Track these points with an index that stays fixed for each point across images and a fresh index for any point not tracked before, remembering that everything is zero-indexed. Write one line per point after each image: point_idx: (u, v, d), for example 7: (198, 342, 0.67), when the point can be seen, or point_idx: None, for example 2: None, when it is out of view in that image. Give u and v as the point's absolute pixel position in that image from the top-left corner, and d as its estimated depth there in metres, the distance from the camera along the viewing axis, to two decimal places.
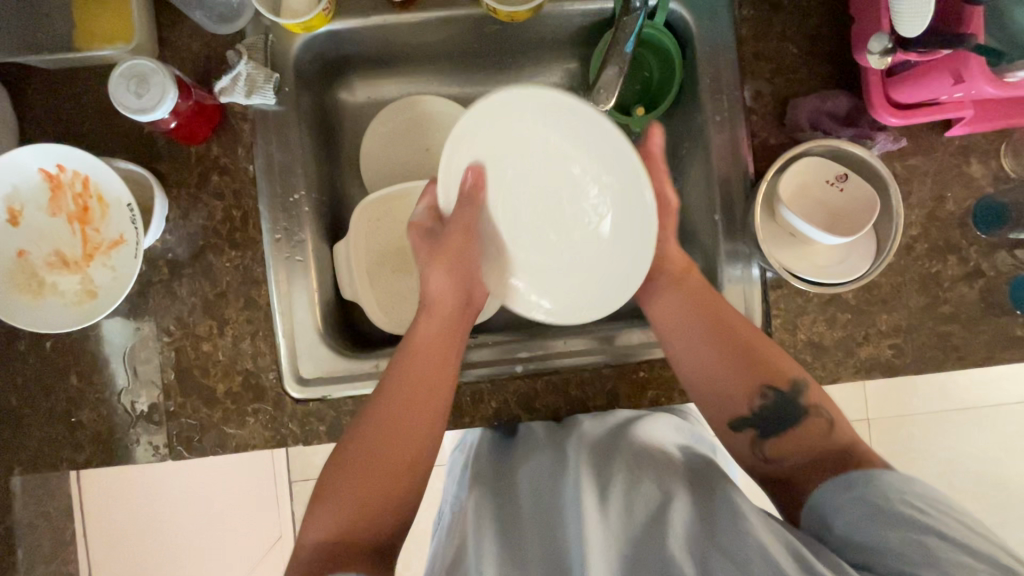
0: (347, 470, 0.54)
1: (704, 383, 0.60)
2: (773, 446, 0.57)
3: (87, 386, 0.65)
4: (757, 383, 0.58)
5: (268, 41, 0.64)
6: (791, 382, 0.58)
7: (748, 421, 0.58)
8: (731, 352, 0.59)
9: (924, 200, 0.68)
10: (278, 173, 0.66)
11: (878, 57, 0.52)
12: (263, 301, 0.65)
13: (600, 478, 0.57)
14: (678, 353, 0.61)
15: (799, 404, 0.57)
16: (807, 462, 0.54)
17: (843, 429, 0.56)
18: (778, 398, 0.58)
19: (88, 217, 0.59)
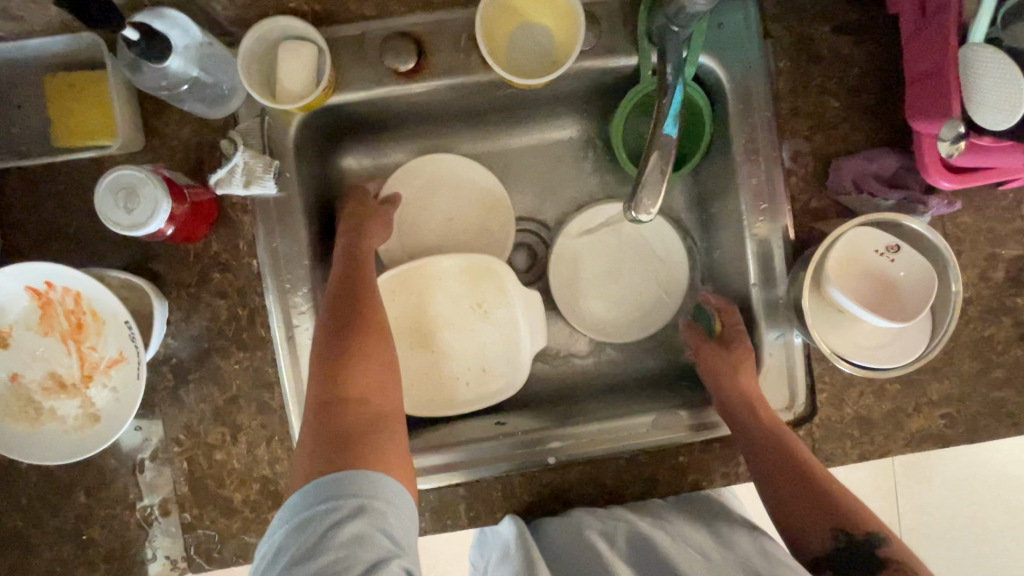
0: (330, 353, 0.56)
1: (785, 518, 0.58)
2: None
3: (95, 502, 0.61)
4: (834, 526, 0.55)
5: (265, 123, 0.59)
6: (867, 532, 0.54)
7: (823, 561, 0.56)
8: (810, 487, 0.57)
9: (976, 260, 0.64)
10: (284, 265, 0.61)
11: (948, 143, 0.47)
12: (276, 403, 0.61)
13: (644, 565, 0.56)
14: (765, 490, 0.58)
15: (877, 554, 0.53)
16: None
17: None
18: (852, 543, 0.55)
19: (82, 335, 0.54)
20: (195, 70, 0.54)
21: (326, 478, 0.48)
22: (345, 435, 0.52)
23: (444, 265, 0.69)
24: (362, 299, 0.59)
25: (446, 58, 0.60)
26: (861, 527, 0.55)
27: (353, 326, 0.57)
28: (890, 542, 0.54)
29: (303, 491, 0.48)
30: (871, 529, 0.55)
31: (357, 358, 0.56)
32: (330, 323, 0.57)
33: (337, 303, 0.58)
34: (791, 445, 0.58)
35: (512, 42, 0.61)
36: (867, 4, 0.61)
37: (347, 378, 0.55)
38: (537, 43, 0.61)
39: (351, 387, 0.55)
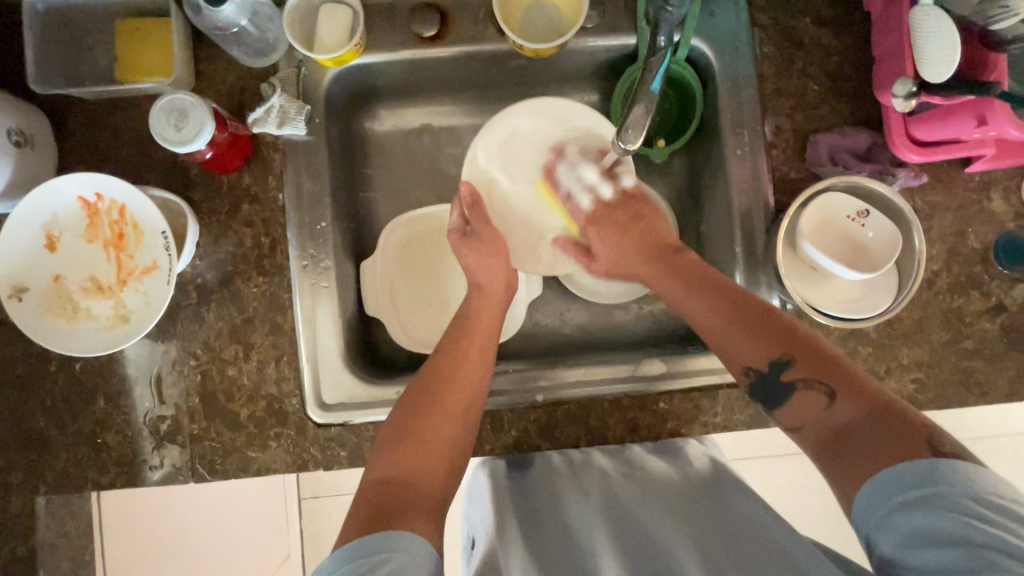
0: (402, 420, 0.59)
1: (733, 354, 0.59)
2: (791, 417, 0.54)
3: (112, 409, 0.65)
4: (750, 364, 0.57)
5: (301, 74, 0.66)
6: (772, 359, 0.56)
7: (756, 392, 0.57)
8: (724, 316, 0.60)
9: (945, 235, 0.69)
10: (307, 201, 0.67)
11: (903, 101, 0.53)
12: (288, 326, 0.66)
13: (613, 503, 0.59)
14: (717, 348, 0.61)
15: (784, 380, 0.54)
16: (818, 434, 0.51)
17: (849, 397, 0.50)
18: (766, 373, 0.56)
19: (123, 244, 0.60)
20: (245, 20, 0.62)
21: (359, 541, 0.45)
22: (390, 488, 0.52)
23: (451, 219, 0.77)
24: (465, 379, 0.62)
25: (465, 28, 0.68)
26: (771, 352, 0.56)
27: (427, 403, 0.60)
28: (796, 360, 0.54)
29: (341, 549, 0.45)
30: (774, 354, 0.56)
31: (417, 430, 0.58)
32: (420, 391, 0.61)
33: (423, 375, 0.63)
34: (706, 278, 0.64)
35: (525, 15, 0.68)
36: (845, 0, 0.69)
37: (407, 450, 0.56)
38: (547, 17, 0.68)
39: (402, 454, 0.56)
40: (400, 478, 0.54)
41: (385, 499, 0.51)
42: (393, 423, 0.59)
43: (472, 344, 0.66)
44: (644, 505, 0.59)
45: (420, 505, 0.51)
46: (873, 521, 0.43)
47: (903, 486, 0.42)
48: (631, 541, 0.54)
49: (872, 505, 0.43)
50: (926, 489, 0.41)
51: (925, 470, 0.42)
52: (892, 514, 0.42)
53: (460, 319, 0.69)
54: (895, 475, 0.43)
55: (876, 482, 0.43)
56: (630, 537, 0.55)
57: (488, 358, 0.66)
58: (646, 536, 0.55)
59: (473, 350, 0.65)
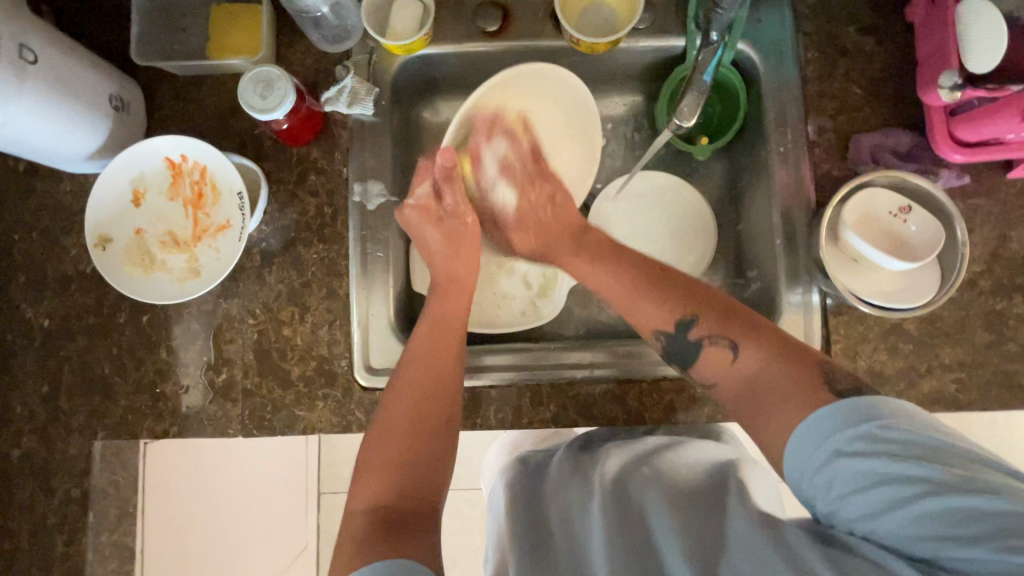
0: (384, 439, 0.55)
1: (637, 317, 0.62)
2: (706, 371, 0.58)
3: (173, 360, 0.69)
4: (653, 328, 0.61)
5: (372, 60, 0.72)
6: (676, 318, 0.59)
7: (666, 354, 0.60)
8: (647, 287, 0.62)
9: (988, 239, 0.69)
10: (367, 176, 0.71)
11: (948, 93, 0.56)
12: (343, 291, 0.69)
13: (618, 493, 0.55)
14: (628, 315, 0.63)
15: (690, 337, 0.58)
16: (738, 380, 0.54)
17: (745, 354, 0.55)
18: (672, 339, 0.60)
19: (201, 203, 0.65)
20: (325, 6, 0.68)
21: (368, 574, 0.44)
22: (391, 527, 0.49)
23: None
24: (435, 397, 0.57)
25: (525, 25, 0.73)
26: (669, 321, 0.60)
27: (408, 425, 0.55)
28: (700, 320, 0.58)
29: None
30: (681, 316, 0.59)
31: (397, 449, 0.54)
32: (398, 405, 0.56)
33: (394, 391, 0.58)
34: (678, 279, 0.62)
35: (582, 14, 0.73)
36: (887, 12, 0.72)
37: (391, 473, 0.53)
38: (602, 18, 0.72)
39: (387, 480, 0.52)
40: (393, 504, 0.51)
41: (387, 524, 0.49)
42: (373, 445, 0.55)
43: (444, 348, 0.61)
44: (639, 492, 0.55)
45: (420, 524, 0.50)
46: (816, 474, 0.45)
47: (834, 432, 0.45)
48: (633, 531, 0.51)
49: (809, 462, 0.46)
50: (857, 426, 0.44)
51: (844, 403, 0.46)
52: (829, 464, 0.44)
53: (436, 313, 0.65)
54: (827, 416, 0.46)
55: (802, 434, 0.47)
56: (633, 525, 0.52)
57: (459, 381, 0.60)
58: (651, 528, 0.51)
59: (441, 356, 0.60)
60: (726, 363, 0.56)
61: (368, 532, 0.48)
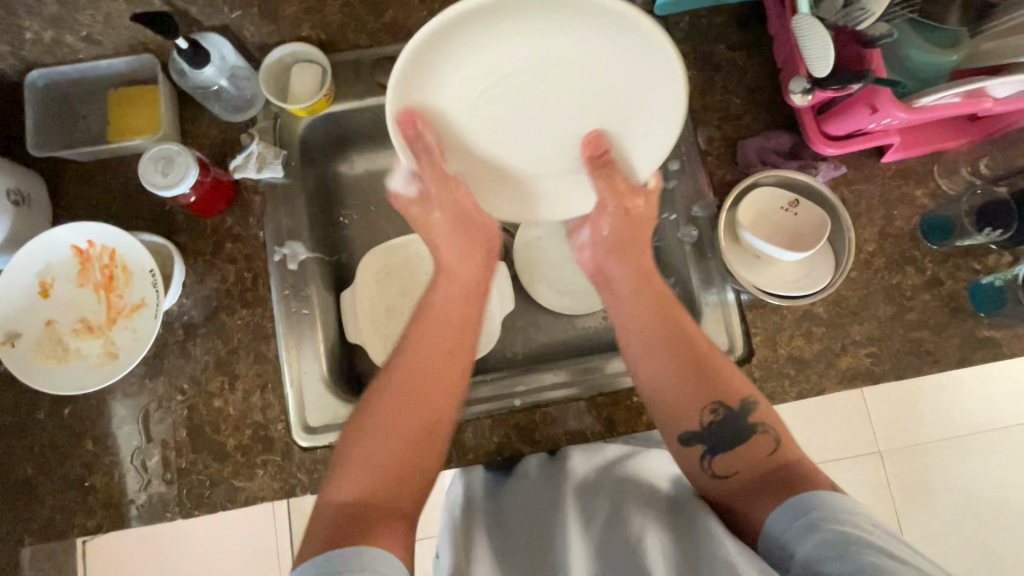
0: (376, 428, 0.52)
1: (651, 388, 0.58)
2: (723, 463, 0.54)
3: (100, 449, 0.67)
4: (712, 400, 0.56)
5: (277, 124, 0.74)
6: (740, 400, 0.56)
7: (697, 436, 0.55)
8: (679, 360, 0.58)
9: (874, 219, 0.75)
10: (286, 236, 0.72)
11: (801, 96, 0.64)
12: (272, 353, 0.69)
13: (587, 510, 0.57)
14: (639, 361, 0.59)
15: (747, 423, 0.55)
16: (758, 476, 0.52)
17: (790, 447, 0.53)
18: (728, 417, 0.55)
19: (112, 285, 0.65)
20: (223, 79, 0.70)
21: (323, 557, 0.43)
22: (356, 517, 0.47)
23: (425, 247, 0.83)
24: (425, 388, 0.55)
25: None
26: (734, 396, 0.56)
27: (405, 399, 0.54)
28: (758, 404, 0.56)
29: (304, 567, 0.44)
30: (746, 395, 0.56)
31: (369, 433, 0.52)
32: (393, 399, 0.54)
33: (398, 374, 0.56)
34: (669, 313, 0.61)
35: None
36: (753, 27, 0.78)
37: (361, 460, 0.51)
38: None
39: (366, 474, 0.50)
40: (373, 495, 0.49)
41: (356, 521, 0.46)
42: (365, 435, 0.52)
43: (444, 322, 0.60)
44: (612, 501, 0.57)
45: (390, 515, 0.48)
46: (789, 536, 0.45)
47: (808, 509, 0.45)
48: (606, 546, 0.53)
49: (781, 532, 0.46)
50: (813, 510, 0.45)
51: (806, 492, 0.46)
52: (791, 541, 0.45)
53: (432, 298, 0.63)
54: (796, 501, 0.46)
55: (775, 516, 0.47)
56: (606, 540, 0.53)
57: (467, 352, 0.59)
58: (625, 539, 0.52)
59: (434, 345, 0.58)
60: (767, 455, 0.53)
61: (330, 528, 0.46)
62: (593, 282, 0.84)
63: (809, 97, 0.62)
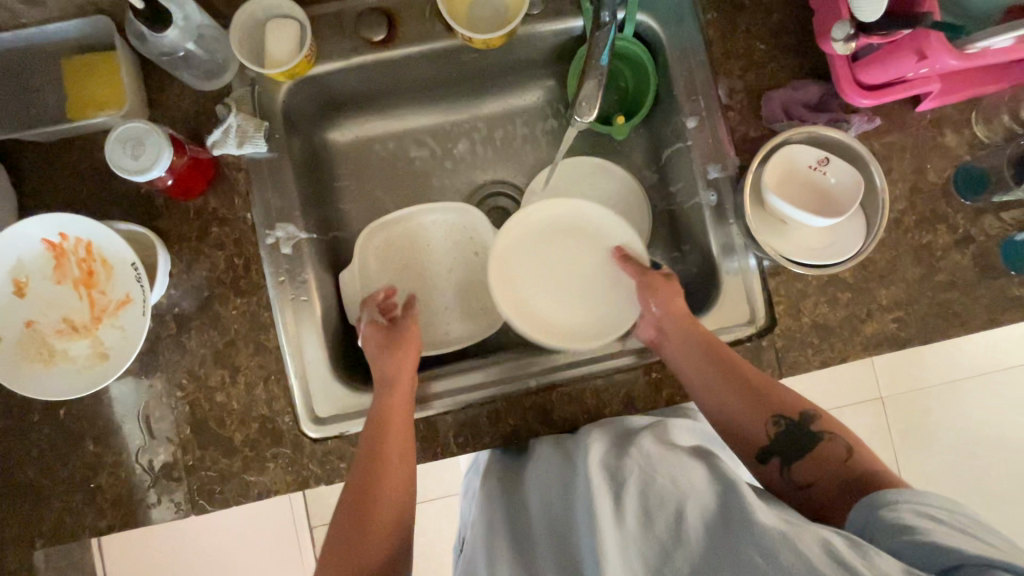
0: (335, 534, 0.58)
1: (730, 418, 0.62)
2: (802, 472, 0.59)
3: (103, 450, 0.64)
4: (774, 413, 0.61)
5: (255, 91, 0.66)
6: (801, 412, 0.61)
7: (770, 451, 0.60)
8: (744, 386, 0.62)
9: (905, 174, 0.71)
10: (277, 216, 0.67)
11: (843, 44, 0.58)
12: (272, 344, 0.65)
13: (618, 482, 0.55)
14: (701, 393, 0.63)
15: (811, 431, 0.60)
16: (838, 482, 0.57)
17: (861, 452, 0.59)
18: (789, 427, 0.60)
19: (93, 281, 0.60)
20: (190, 43, 0.62)
21: None
22: None
23: (428, 220, 0.80)
24: (377, 494, 0.59)
25: (413, 27, 0.69)
26: (794, 409, 0.61)
27: (358, 508, 0.58)
28: (818, 416, 0.61)
29: None
30: (801, 408, 0.61)
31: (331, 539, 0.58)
32: (348, 500, 0.59)
33: (355, 475, 0.60)
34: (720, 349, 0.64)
35: (472, 9, 0.69)
36: None
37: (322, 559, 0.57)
38: (492, 8, 0.69)
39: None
40: None
41: None
42: (333, 535, 0.58)
43: (394, 440, 0.60)
44: (638, 472, 0.56)
45: None
46: (884, 509, 0.50)
47: (906, 497, 0.49)
48: (648, 523, 0.52)
49: (872, 508, 0.50)
50: (911, 496, 0.49)
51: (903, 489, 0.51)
52: (885, 512, 0.49)
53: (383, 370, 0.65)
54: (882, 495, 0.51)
55: (864, 505, 0.51)
56: (646, 515, 0.52)
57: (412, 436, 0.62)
58: (670, 513, 0.52)
59: (396, 434, 0.61)
60: (838, 461, 0.58)
61: None
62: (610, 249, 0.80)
63: (853, 45, 0.56)
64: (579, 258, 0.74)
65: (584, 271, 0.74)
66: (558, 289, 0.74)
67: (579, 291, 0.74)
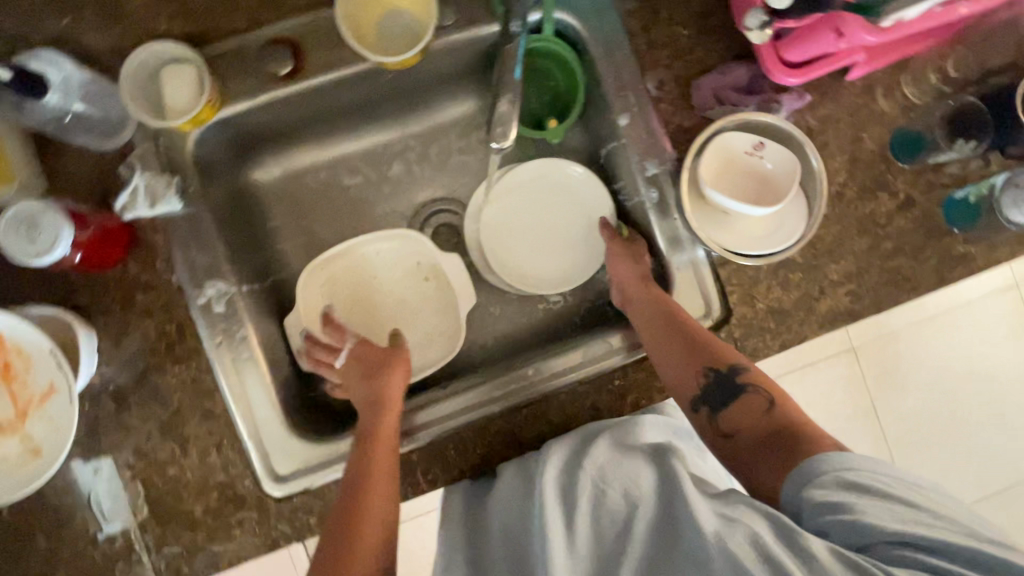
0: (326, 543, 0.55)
1: (668, 373, 0.62)
2: (728, 421, 0.59)
3: (56, 543, 0.61)
4: (703, 365, 0.61)
5: (161, 145, 0.62)
6: (731, 364, 0.61)
7: (701, 398, 0.60)
8: (684, 346, 0.62)
9: (843, 146, 0.70)
10: (204, 274, 0.63)
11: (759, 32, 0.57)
12: (219, 408, 0.62)
13: (569, 494, 0.56)
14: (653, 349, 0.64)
15: (737, 382, 0.60)
16: (761, 434, 0.57)
17: (783, 405, 0.58)
18: (719, 379, 0.61)
19: (12, 374, 0.56)
20: (76, 104, 0.59)
21: None
22: None
23: (370, 251, 0.77)
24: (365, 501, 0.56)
25: (320, 55, 0.64)
26: (724, 363, 0.61)
27: (352, 515, 0.56)
28: (748, 368, 0.61)
29: None
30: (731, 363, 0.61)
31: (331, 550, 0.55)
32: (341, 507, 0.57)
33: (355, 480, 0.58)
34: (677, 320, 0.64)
35: (381, 28, 0.66)
36: None
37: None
38: (402, 26, 0.66)
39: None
40: None
41: None
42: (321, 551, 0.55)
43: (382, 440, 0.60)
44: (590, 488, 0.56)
45: None
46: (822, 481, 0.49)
47: (840, 468, 0.48)
48: (600, 534, 0.53)
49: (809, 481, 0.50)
50: (844, 467, 0.48)
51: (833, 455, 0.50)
52: (821, 485, 0.48)
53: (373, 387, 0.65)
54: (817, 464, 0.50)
55: (799, 476, 0.51)
56: (597, 531, 0.53)
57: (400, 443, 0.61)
58: (620, 527, 0.53)
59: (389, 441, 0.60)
60: (763, 409, 0.58)
61: None
62: (560, 254, 0.78)
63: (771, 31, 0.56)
64: (554, 219, 0.78)
65: (559, 230, 0.78)
66: (535, 247, 0.78)
67: (553, 252, 0.78)
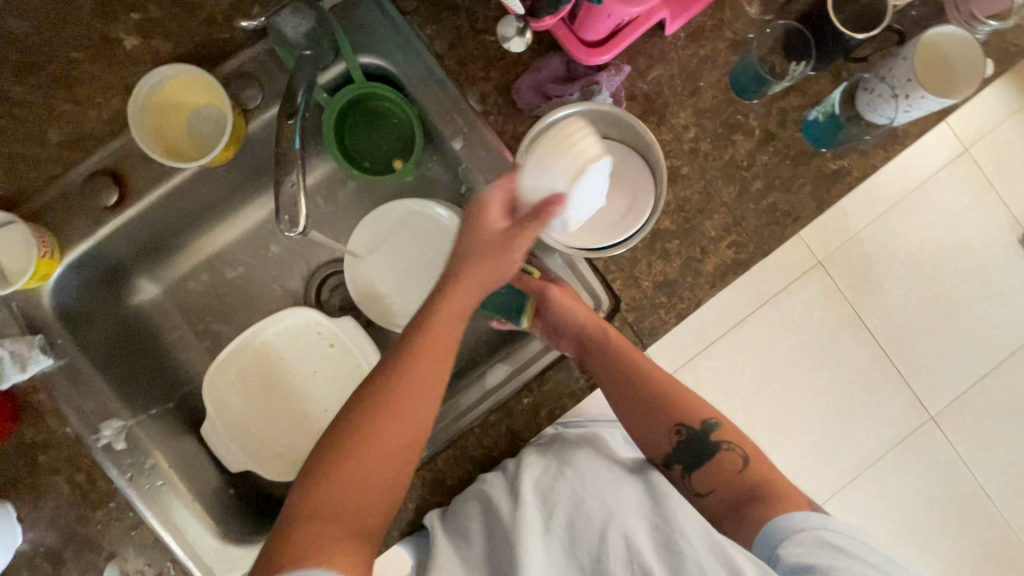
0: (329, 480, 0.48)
1: (638, 424, 0.66)
2: (702, 482, 0.64)
3: None
4: (676, 421, 0.65)
5: (16, 307, 0.65)
6: (703, 421, 0.65)
7: (672, 456, 0.65)
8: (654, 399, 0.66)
9: (684, 101, 0.68)
10: (97, 416, 0.65)
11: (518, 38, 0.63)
12: (152, 537, 0.63)
13: (549, 504, 0.59)
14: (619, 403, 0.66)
15: (710, 440, 0.64)
16: (732, 491, 0.62)
17: (756, 463, 0.63)
18: (689, 436, 0.65)
19: None
20: None
21: None
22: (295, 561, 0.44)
23: (265, 337, 0.76)
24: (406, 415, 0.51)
25: (143, 175, 0.66)
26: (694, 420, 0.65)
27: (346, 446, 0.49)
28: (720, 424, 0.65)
29: None
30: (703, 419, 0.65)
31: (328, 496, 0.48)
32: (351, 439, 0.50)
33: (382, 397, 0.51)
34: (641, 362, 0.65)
35: (189, 130, 0.67)
36: None
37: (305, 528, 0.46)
38: (208, 122, 0.67)
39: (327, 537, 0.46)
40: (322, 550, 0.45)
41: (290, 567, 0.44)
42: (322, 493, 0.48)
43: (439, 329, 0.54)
44: (569, 496, 0.59)
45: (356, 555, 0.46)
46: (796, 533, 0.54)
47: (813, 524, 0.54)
48: (573, 542, 0.56)
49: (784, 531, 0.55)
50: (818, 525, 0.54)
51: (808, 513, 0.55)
52: (795, 537, 0.54)
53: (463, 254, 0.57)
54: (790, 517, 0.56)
55: (775, 523, 0.56)
56: (573, 537, 0.56)
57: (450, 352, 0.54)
58: (595, 534, 0.55)
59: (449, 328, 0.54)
60: (736, 469, 0.63)
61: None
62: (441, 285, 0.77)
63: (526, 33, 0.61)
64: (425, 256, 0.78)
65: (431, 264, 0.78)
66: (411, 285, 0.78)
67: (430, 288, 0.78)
